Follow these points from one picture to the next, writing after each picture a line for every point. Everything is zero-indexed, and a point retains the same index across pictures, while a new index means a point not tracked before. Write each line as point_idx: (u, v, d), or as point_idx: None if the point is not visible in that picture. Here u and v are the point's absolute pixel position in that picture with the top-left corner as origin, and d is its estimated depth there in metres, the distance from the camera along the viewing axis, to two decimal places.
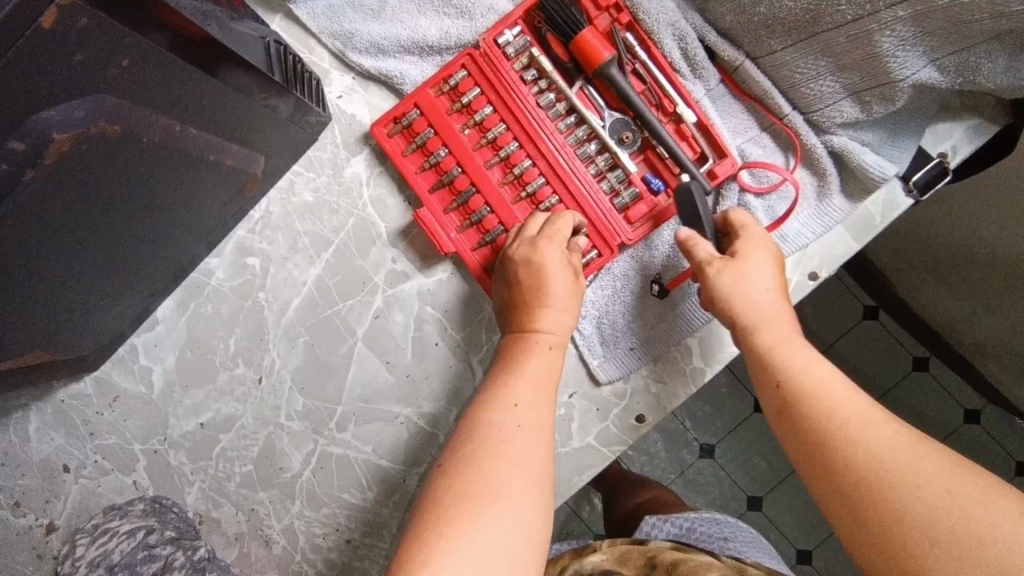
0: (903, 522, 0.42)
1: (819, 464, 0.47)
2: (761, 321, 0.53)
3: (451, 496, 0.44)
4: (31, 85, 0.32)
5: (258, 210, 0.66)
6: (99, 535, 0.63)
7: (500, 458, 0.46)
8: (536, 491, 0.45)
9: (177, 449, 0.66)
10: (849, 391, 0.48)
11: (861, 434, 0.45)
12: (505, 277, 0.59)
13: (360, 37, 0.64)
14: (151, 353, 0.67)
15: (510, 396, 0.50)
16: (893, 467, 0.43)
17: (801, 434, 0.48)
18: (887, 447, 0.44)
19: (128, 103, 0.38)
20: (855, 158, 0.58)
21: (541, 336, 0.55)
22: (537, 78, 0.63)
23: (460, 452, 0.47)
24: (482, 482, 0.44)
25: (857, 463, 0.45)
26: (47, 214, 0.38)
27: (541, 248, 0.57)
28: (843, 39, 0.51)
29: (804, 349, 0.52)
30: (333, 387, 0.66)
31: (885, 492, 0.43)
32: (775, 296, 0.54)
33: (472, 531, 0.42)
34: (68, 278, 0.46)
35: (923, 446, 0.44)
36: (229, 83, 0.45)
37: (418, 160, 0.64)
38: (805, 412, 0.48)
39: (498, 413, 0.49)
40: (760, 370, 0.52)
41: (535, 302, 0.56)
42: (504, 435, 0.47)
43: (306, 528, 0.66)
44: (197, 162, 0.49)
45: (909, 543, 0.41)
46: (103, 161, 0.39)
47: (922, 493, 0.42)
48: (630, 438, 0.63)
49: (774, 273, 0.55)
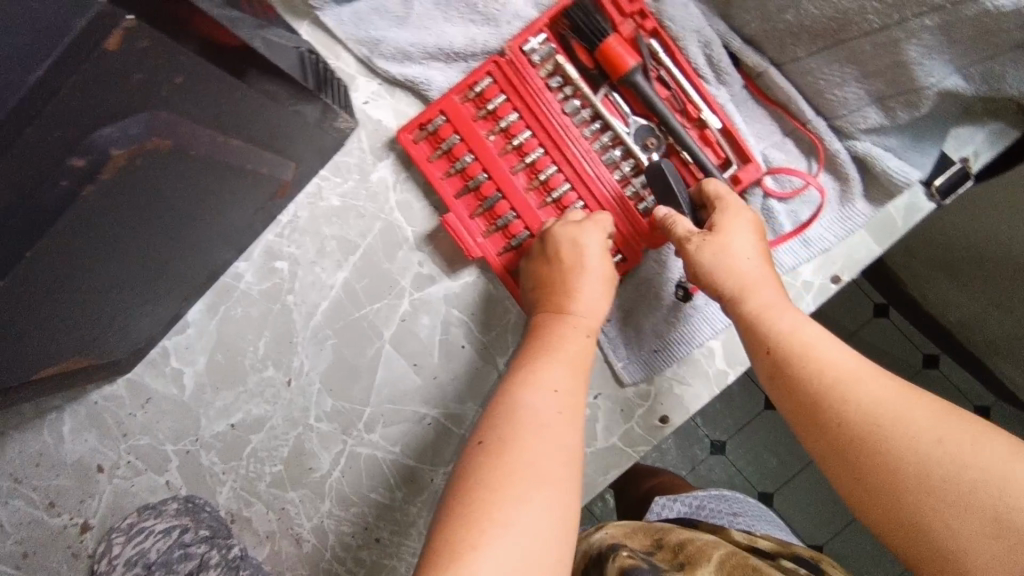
0: (899, 473, 0.41)
1: (812, 425, 0.46)
2: (745, 287, 0.53)
3: (497, 478, 0.43)
4: (96, 106, 0.32)
5: (286, 214, 0.67)
6: (135, 535, 0.65)
7: (541, 441, 0.46)
8: (573, 475, 0.46)
9: (209, 449, 0.68)
10: (836, 348, 0.48)
11: (851, 390, 0.45)
12: (545, 254, 0.60)
13: (386, 44, 0.64)
14: (182, 355, 0.68)
15: (548, 379, 0.50)
16: (884, 420, 0.43)
17: (793, 398, 0.48)
18: (877, 401, 0.44)
19: (181, 119, 0.39)
20: (880, 164, 0.59)
21: (577, 320, 0.56)
22: (562, 85, 0.64)
23: (504, 433, 0.46)
24: (525, 464, 0.44)
25: (848, 420, 0.44)
26: (99, 226, 0.39)
27: (586, 231, 0.59)
28: (869, 47, 0.53)
29: (792, 311, 0.51)
30: (361, 388, 0.67)
31: (878, 446, 0.43)
32: (759, 264, 0.54)
33: (520, 516, 0.41)
34: (111, 286, 0.47)
35: (913, 395, 0.44)
36: (270, 94, 0.46)
37: (444, 165, 0.65)
38: (794, 375, 0.48)
39: (537, 397, 0.49)
40: (750, 337, 0.52)
41: (574, 285, 0.58)
42: (542, 418, 0.47)
43: (335, 526, 0.67)
44: (236, 171, 0.49)
45: (905, 495, 0.41)
46: (153, 174, 0.40)
47: (915, 445, 0.41)
48: (654, 439, 0.65)
49: (754, 240, 0.56)
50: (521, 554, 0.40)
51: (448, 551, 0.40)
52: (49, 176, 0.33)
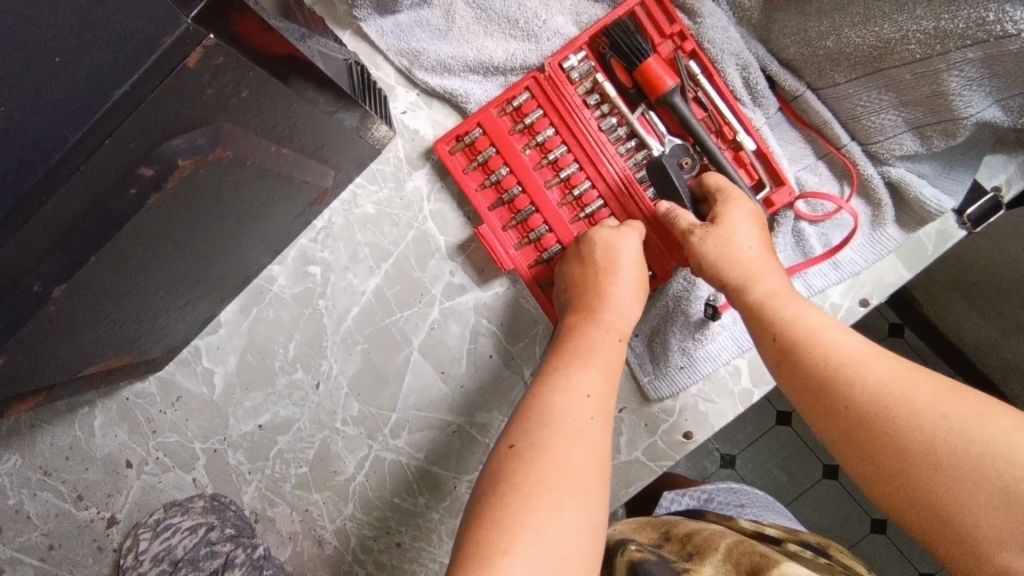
0: (906, 452, 0.40)
1: (819, 410, 0.45)
2: (748, 275, 0.53)
3: (531, 485, 0.43)
4: (169, 117, 0.34)
5: (321, 219, 0.68)
6: (161, 531, 0.66)
7: (575, 447, 0.46)
8: (602, 484, 0.46)
9: (236, 449, 0.68)
10: (839, 332, 0.47)
11: (854, 371, 0.44)
12: (579, 255, 0.61)
13: (427, 56, 0.66)
14: (213, 355, 0.69)
15: (581, 385, 0.50)
16: (888, 400, 0.42)
17: (799, 385, 0.47)
18: (881, 381, 0.43)
19: (241, 131, 0.40)
20: (913, 191, 0.59)
21: (610, 325, 0.56)
22: (599, 102, 0.64)
23: (535, 436, 0.47)
24: (557, 469, 0.44)
25: (854, 402, 0.43)
26: (154, 230, 0.40)
27: (621, 234, 0.60)
28: (909, 76, 0.53)
29: (793, 297, 0.51)
30: (388, 394, 0.68)
31: (887, 426, 0.41)
32: (760, 252, 0.55)
33: (551, 523, 0.42)
34: (155, 288, 0.48)
35: (915, 373, 0.43)
36: (324, 107, 0.47)
37: (478, 177, 0.66)
38: (799, 360, 0.47)
39: (571, 403, 0.49)
40: (756, 325, 0.51)
41: (608, 291, 0.58)
42: (575, 423, 0.48)
43: (357, 529, 0.68)
44: (283, 180, 0.51)
45: (913, 473, 0.40)
46: (210, 182, 0.41)
47: (919, 422, 0.40)
48: (677, 454, 0.65)
49: (756, 231, 0.56)
50: (550, 561, 0.40)
51: (481, 554, 0.40)
52: (118, 185, 0.34)
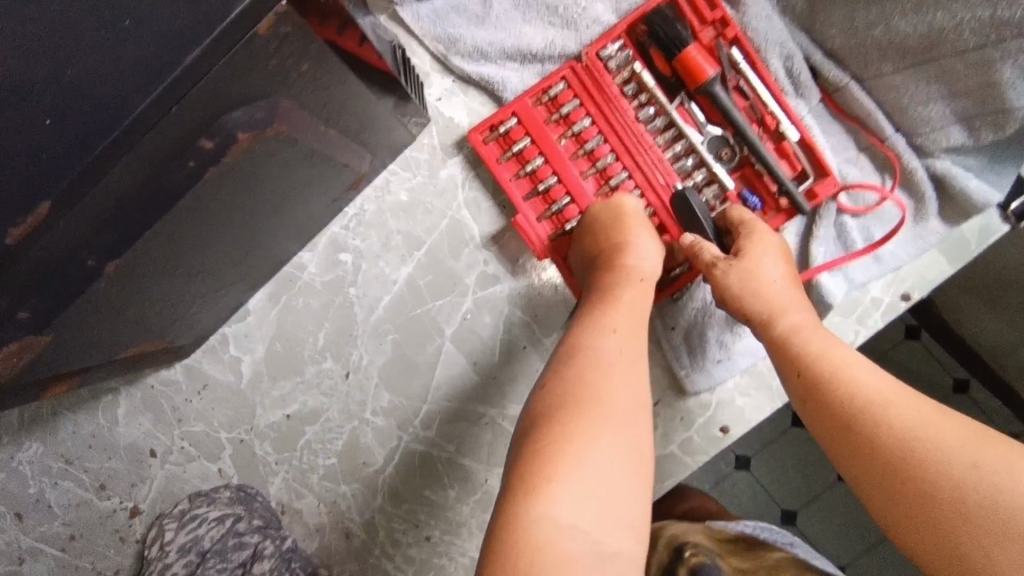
0: (933, 500, 0.39)
1: (845, 449, 0.44)
2: (774, 308, 0.52)
3: (568, 413, 0.43)
4: (230, 85, 0.32)
5: (353, 206, 0.66)
6: (187, 522, 0.64)
7: (608, 378, 0.45)
8: (641, 410, 0.45)
9: (263, 439, 0.67)
10: (867, 368, 0.46)
11: (882, 412, 0.43)
12: (586, 224, 0.61)
13: (464, 42, 0.64)
14: (241, 344, 0.67)
15: (607, 322, 0.50)
16: (916, 445, 0.41)
17: (823, 421, 0.46)
18: (911, 423, 0.42)
19: (294, 106, 0.39)
20: (959, 184, 0.58)
21: (633, 268, 0.55)
22: (637, 92, 0.63)
23: (565, 372, 0.46)
24: (591, 397, 0.44)
25: (880, 444, 0.43)
26: (205, 207, 0.39)
27: (620, 195, 0.61)
28: (962, 65, 0.52)
29: (822, 332, 0.50)
30: (419, 385, 0.67)
31: (913, 470, 0.41)
32: (787, 286, 0.54)
33: (589, 448, 0.41)
34: (198, 269, 0.47)
35: (947, 418, 0.42)
36: (369, 85, 0.46)
37: (513, 167, 0.64)
38: (824, 397, 0.46)
39: (599, 338, 0.48)
40: (781, 359, 0.50)
41: (630, 240, 0.57)
42: (604, 358, 0.47)
43: (386, 522, 0.67)
44: (328, 161, 0.50)
45: (940, 519, 0.39)
46: (262, 160, 0.40)
47: (948, 470, 0.40)
48: (713, 449, 0.65)
49: (782, 265, 0.55)
50: (592, 487, 0.40)
51: (525, 481, 0.40)
52: (177, 157, 0.33)
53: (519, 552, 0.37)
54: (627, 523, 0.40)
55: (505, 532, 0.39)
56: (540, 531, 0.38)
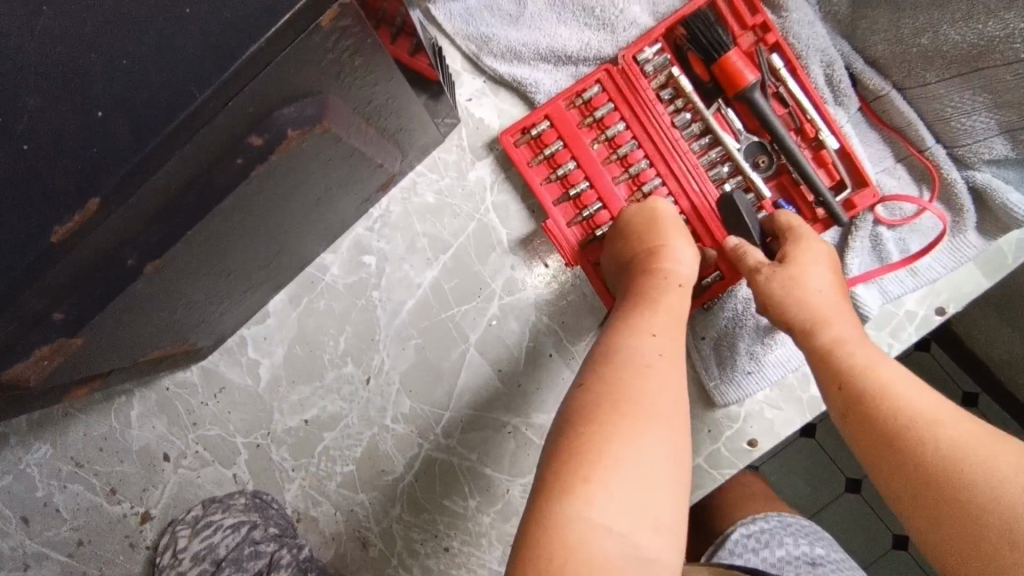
0: (981, 529, 0.37)
1: (890, 467, 0.42)
2: (818, 317, 0.50)
3: (606, 413, 0.41)
4: (287, 80, 0.31)
5: (378, 208, 0.65)
6: (201, 529, 0.63)
7: (650, 380, 0.43)
8: (682, 414, 0.42)
9: (280, 445, 0.66)
10: (916, 388, 0.44)
11: (931, 434, 0.41)
12: (618, 227, 0.59)
13: (497, 42, 0.63)
14: (260, 346, 0.66)
15: (645, 324, 0.47)
16: (969, 470, 0.38)
17: (865, 438, 0.44)
18: (961, 445, 0.39)
19: (342, 104, 0.37)
20: (999, 197, 0.57)
21: (671, 272, 0.53)
22: (673, 97, 0.62)
23: (603, 372, 0.44)
24: (631, 398, 0.41)
25: (928, 465, 0.40)
26: (245, 207, 0.37)
27: (654, 200, 0.59)
28: (1010, 76, 0.51)
29: (870, 344, 0.48)
30: (442, 391, 0.65)
31: (960, 495, 0.38)
32: (832, 295, 0.52)
33: (631, 451, 0.39)
34: (229, 270, 0.45)
35: (1005, 445, 0.39)
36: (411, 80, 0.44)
37: (543, 171, 0.63)
38: (868, 413, 0.44)
39: (638, 340, 0.46)
40: (821, 371, 0.48)
41: (668, 242, 0.55)
42: (644, 359, 0.44)
43: (404, 531, 0.65)
44: (364, 162, 0.48)
45: (989, 549, 0.36)
46: (306, 159, 0.39)
47: (1000, 500, 0.37)
48: (741, 462, 0.63)
49: (830, 275, 0.53)
50: (632, 492, 0.38)
51: (561, 481, 0.38)
52: (227, 155, 0.32)
53: (553, 553, 0.36)
54: (665, 527, 0.38)
55: (539, 532, 0.37)
56: (576, 532, 0.36)
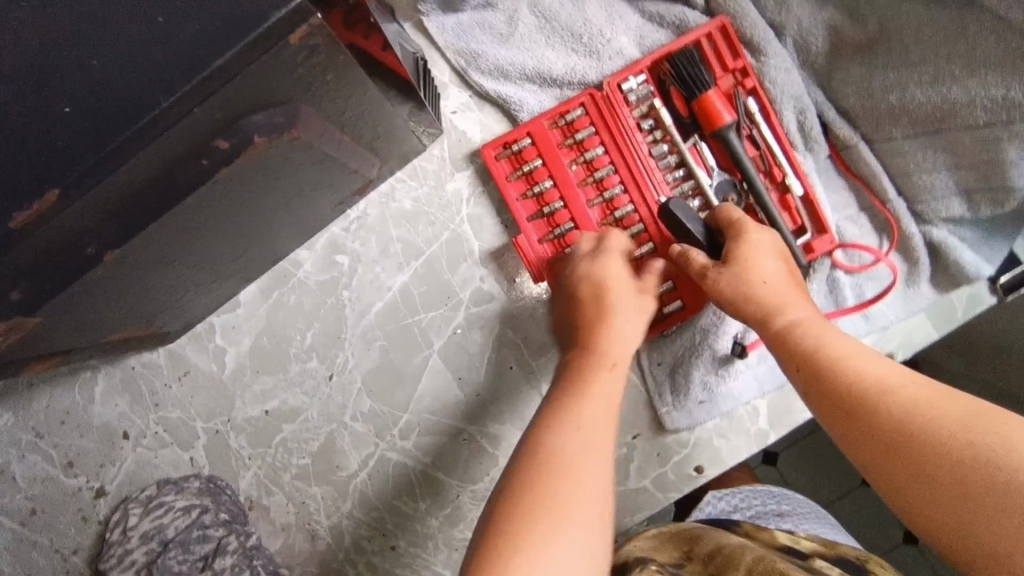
0: (933, 480, 0.37)
1: (850, 437, 0.43)
2: (772, 303, 0.52)
3: (518, 524, 0.42)
4: (255, 91, 0.32)
5: (355, 209, 0.66)
6: (153, 508, 0.64)
7: (570, 484, 0.44)
8: (602, 519, 0.44)
9: (239, 432, 0.67)
10: (868, 359, 0.45)
11: (879, 401, 0.42)
12: (568, 288, 0.59)
13: (486, 59, 0.64)
14: (228, 335, 0.67)
15: (574, 418, 0.48)
16: (913, 427, 0.39)
17: (828, 413, 0.45)
18: (908, 406, 0.40)
19: (316, 115, 0.39)
20: (953, 254, 0.59)
21: (607, 353, 0.54)
22: (652, 127, 0.63)
23: (525, 474, 0.45)
24: (551, 501, 0.43)
25: (880, 429, 0.41)
26: (212, 205, 0.39)
27: (604, 262, 0.58)
28: (969, 140, 0.53)
29: (824, 327, 0.49)
30: (402, 395, 0.66)
31: (911, 451, 0.39)
32: (783, 281, 0.53)
33: (543, 563, 0.40)
34: (197, 262, 0.47)
35: (947, 398, 0.40)
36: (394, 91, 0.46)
37: (521, 187, 0.64)
38: (825, 388, 0.45)
39: (566, 435, 0.47)
40: (783, 355, 0.50)
41: (612, 323, 0.55)
42: (568, 459, 0.45)
43: (353, 527, 0.66)
44: (339, 167, 0.49)
45: (941, 498, 0.36)
46: (276, 163, 0.40)
47: (945, 451, 0.37)
48: (685, 487, 0.65)
49: (777, 262, 0.54)
50: None
51: None
52: (193, 156, 0.33)
53: None
54: None
55: None
56: None
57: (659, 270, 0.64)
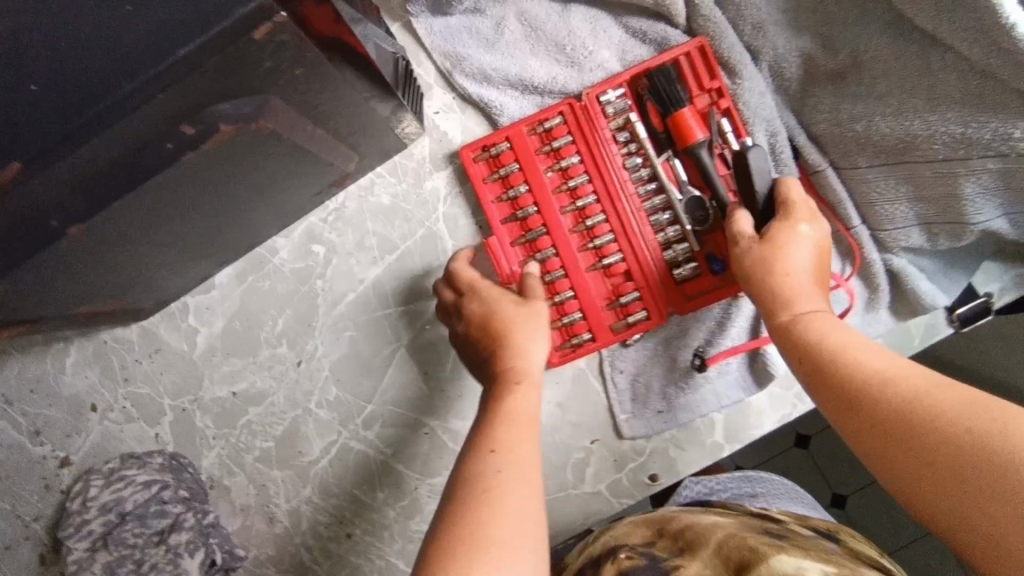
0: (929, 468, 0.35)
1: (851, 428, 0.41)
2: (782, 294, 0.50)
3: (455, 564, 0.39)
4: (220, 82, 0.33)
5: (334, 201, 0.68)
6: (114, 481, 0.65)
7: (495, 508, 0.42)
8: (536, 539, 0.42)
9: (205, 412, 0.68)
10: (873, 352, 0.43)
11: (878, 391, 0.40)
12: (466, 335, 0.60)
13: (470, 62, 0.66)
14: (201, 316, 0.68)
15: (489, 442, 0.48)
16: (911, 417, 0.37)
17: (830, 405, 0.43)
18: (907, 394, 0.38)
19: (286, 107, 0.40)
20: (911, 283, 0.60)
21: (511, 368, 0.55)
22: (628, 140, 0.65)
23: (451, 507, 0.43)
24: (477, 528, 0.41)
25: (879, 418, 0.39)
26: (180, 187, 0.40)
27: (489, 298, 0.60)
28: (930, 174, 0.54)
29: (830, 321, 0.47)
30: (368, 385, 0.68)
31: (907, 439, 0.37)
32: (808, 271, 0.51)
33: None
34: (166, 242, 0.48)
35: (948, 386, 0.37)
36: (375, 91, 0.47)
37: (496, 189, 0.66)
38: (828, 378, 0.43)
39: (482, 459, 0.46)
40: (789, 347, 0.48)
41: (513, 335, 0.57)
42: (487, 482, 0.44)
43: (311, 513, 0.67)
44: (313, 158, 0.51)
45: (938, 487, 0.34)
46: (245, 151, 0.41)
47: (939, 437, 0.35)
48: (639, 494, 0.66)
49: (814, 255, 0.52)
50: None
51: None
52: (159, 140, 0.34)
53: None
54: None
55: None
56: None
57: (627, 279, 0.65)
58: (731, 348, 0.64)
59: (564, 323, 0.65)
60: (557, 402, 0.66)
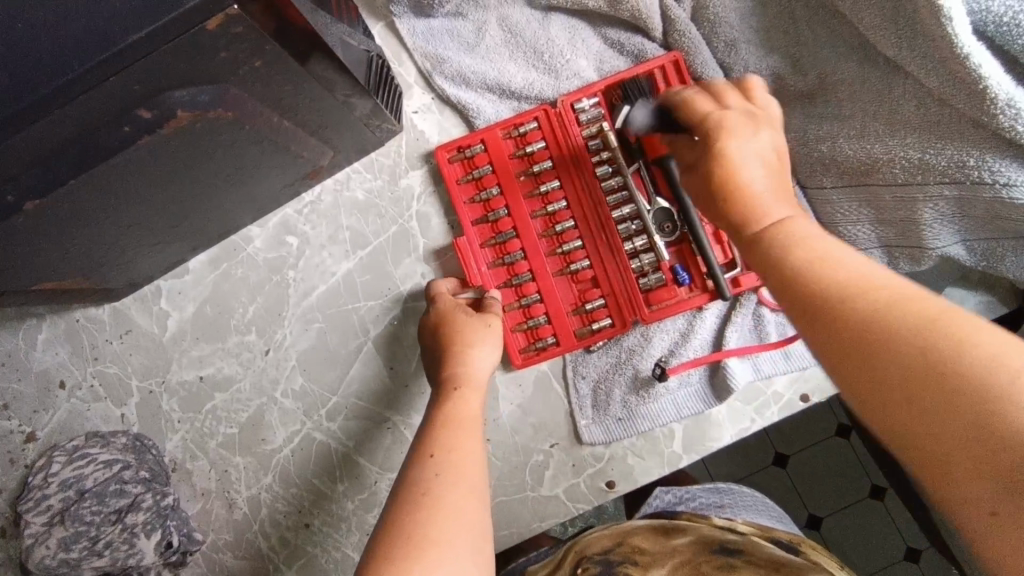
0: (881, 384, 0.33)
1: (806, 336, 0.37)
2: (737, 209, 0.43)
3: (396, 567, 0.40)
4: (173, 70, 0.34)
5: (311, 194, 0.69)
6: (76, 458, 0.65)
7: (433, 510, 0.43)
8: (476, 536, 0.43)
9: (171, 395, 0.69)
10: (837, 257, 0.38)
11: (834, 302, 0.36)
12: (423, 345, 0.62)
13: (449, 64, 0.67)
14: (172, 299, 0.69)
15: (427, 447, 0.48)
16: (869, 332, 0.34)
17: (787, 312, 0.39)
18: (870, 306, 0.35)
19: (249, 98, 0.41)
20: None
21: (450, 377, 0.56)
22: (600, 148, 0.65)
23: (391, 512, 0.44)
24: (415, 532, 0.42)
25: (836, 329, 0.35)
26: (141, 168, 0.41)
27: (439, 307, 0.62)
28: (889, 198, 0.55)
29: (795, 233, 0.41)
30: (333, 377, 0.68)
31: (862, 352, 0.34)
32: (762, 177, 0.44)
33: None
34: (131, 222, 0.49)
35: (914, 301, 0.34)
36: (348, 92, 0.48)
37: (469, 191, 0.67)
38: (787, 284, 0.39)
39: (420, 465, 0.46)
40: (752, 257, 0.42)
41: (461, 338, 0.59)
42: (425, 486, 0.45)
43: (271, 501, 0.68)
44: (281, 149, 0.51)
45: (892, 402, 0.32)
46: (207, 138, 0.42)
47: (898, 355, 0.32)
48: (596, 499, 0.66)
49: (761, 156, 0.45)
50: None
51: None
52: (113, 122, 0.35)
53: None
54: None
55: None
56: None
57: (594, 285, 0.66)
58: (692, 359, 0.66)
59: (529, 326, 0.66)
60: (518, 403, 0.67)
